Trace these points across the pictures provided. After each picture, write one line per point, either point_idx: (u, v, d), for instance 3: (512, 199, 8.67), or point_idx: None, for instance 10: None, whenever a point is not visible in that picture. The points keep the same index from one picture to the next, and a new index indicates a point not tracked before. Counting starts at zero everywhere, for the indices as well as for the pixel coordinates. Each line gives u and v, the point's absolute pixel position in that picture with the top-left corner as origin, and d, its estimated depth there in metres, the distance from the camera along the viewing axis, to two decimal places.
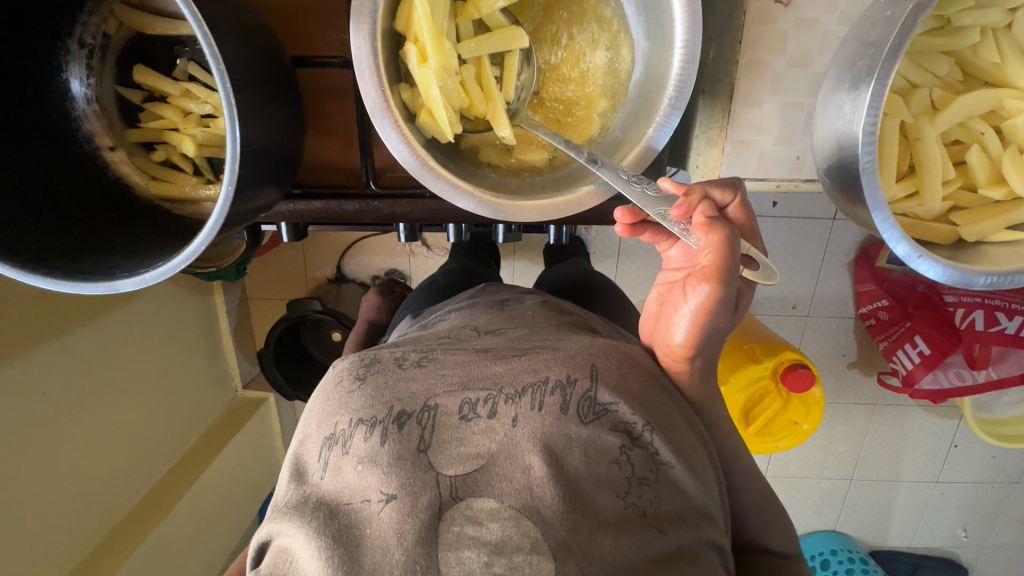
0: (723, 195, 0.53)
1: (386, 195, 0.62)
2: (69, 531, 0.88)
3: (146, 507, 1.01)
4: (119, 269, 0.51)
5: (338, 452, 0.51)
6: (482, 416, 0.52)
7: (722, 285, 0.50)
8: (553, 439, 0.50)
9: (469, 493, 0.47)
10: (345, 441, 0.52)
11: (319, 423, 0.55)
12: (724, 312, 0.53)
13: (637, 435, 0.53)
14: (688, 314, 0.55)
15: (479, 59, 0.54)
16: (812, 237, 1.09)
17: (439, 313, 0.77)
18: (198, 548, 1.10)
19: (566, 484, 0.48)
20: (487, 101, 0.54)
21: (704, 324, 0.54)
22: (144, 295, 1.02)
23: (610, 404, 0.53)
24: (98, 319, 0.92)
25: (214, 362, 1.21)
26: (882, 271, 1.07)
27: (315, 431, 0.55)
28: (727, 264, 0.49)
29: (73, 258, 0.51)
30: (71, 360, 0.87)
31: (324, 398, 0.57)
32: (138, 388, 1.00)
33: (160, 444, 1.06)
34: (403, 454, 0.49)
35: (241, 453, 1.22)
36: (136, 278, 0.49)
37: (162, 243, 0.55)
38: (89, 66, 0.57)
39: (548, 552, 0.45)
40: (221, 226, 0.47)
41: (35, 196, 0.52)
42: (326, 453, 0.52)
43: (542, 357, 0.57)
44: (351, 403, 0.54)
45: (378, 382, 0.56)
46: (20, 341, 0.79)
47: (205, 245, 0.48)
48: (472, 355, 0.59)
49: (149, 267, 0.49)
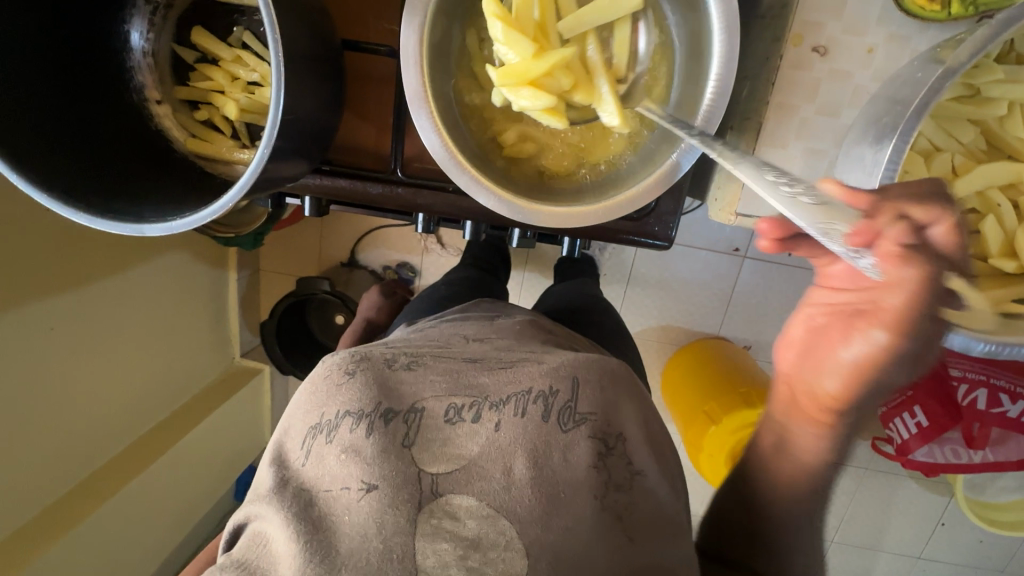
0: (928, 214, 0.31)
1: (410, 184, 0.63)
2: (54, 468, 0.90)
3: (130, 457, 1.03)
4: (147, 214, 0.52)
5: (322, 440, 0.54)
6: (466, 420, 0.55)
7: (906, 341, 0.33)
8: (534, 444, 0.53)
9: (448, 489, 0.50)
10: (330, 430, 0.55)
11: (305, 411, 0.57)
12: (905, 374, 0.35)
13: (612, 444, 0.55)
14: (847, 364, 0.39)
15: (582, 39, 0.55)
16: None
17: (429, 320, 0.77)
18: (171, 505, 1.12)
19: (545, 485, 0.51)
20: (591, 88, 0.54)
21: (867, 380, 0.38)
22: (161, 252, 1.04)
23: (590, 414, 0.55)
24: (115, 266, 0.95)
25: (217, 328, 1.23)
26: None
27: (300, 419, 0.58)
28: (909, 320, 0.31)
29: (105, 196, 0.52)
30: (84, 304, 0.90)
31: (312, 388, 0.59)
32: (141, 340, 1.03)
33: (151, 399, 1.08)
34: (387, 447, 0.52)
35: (229, 419, 1.23)
36: (163, 226, 0.50)
37: (191, 197, 0.56)
38: (151, 21, 0.61)
39: (521, 550, 0.48)
40: (253, 183, 0.48)
41: (83, 142, 0.54)
42: (310, 442, 0.55)
43: (529, 368, 0.58)
44: (339, 395, 0.56)
45: (368, 376, 0.57)
46: (39, 278, 0.82)
47: (234, 202, 0.49)
48: (463, 362, 0.60)
49: (176, 216, 0.51)
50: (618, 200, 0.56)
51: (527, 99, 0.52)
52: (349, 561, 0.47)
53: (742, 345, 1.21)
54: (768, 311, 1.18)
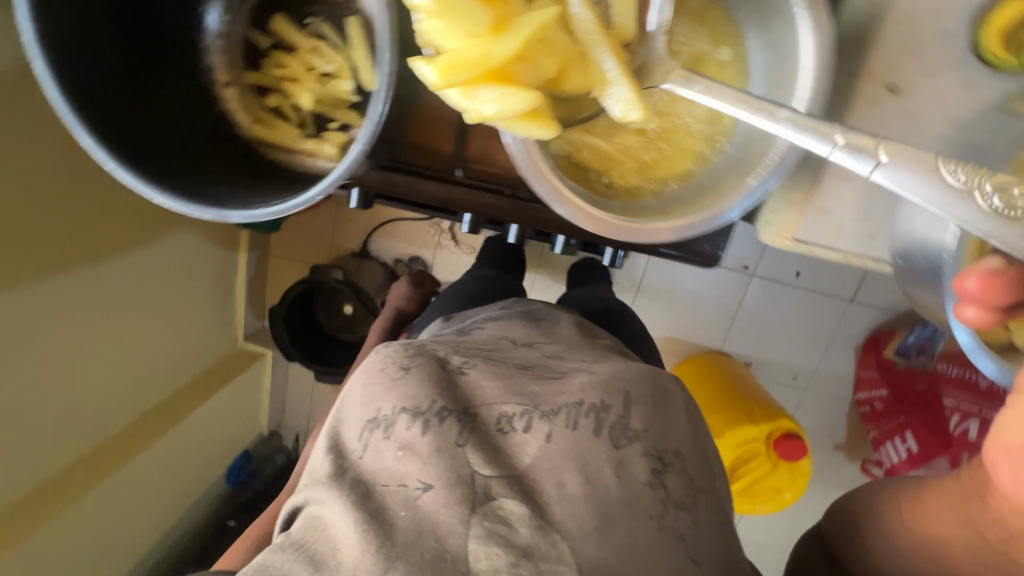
0: None
1: (469, 185, 0.64)
2: (53, 441, 0.89)
3: (128, 436, 1.01)
4: (230, 202, 0.59)
5: (379, 436, 0.56)
6: (518, 429, 0.57)
7: None
8: (586, 457, 0.54)
9: (500, 495, 0.52)
10: (387, 426, 0.56)
11: (361, 406, 0.60)
12: None
13: (667, 462, 0.56)
14: None
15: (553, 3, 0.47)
16: (827, 314, 1.17)
17: (473, 318, 0.77)
18: (164, 486, 1.10)
19: (597, 499, 0.51)
20: (587, 72, 0.48)
21: None
22: (172, 230, 1.02)
23: (641, 431, 0.56)
24: (125, 243, 0.93)
25: (223, 308, 1.21)
26: (887, 361, 1.13)
27: (357, 413, 0.60)
28: None
29: (187, 179, 0.61)
30: (93, 278, 0.89)
31: (367, 381, 0.61)
32: (148, 317, 1.01)
33: (153, 378, 1.06)
34: (442, 446, 0.54)
35: (228, 402, 1.22)
36: (245, 213, 0.56)
37: (278, 189, 0.62)
38: (226, 8, 0.73)
39: (573, 564, 0.48)
40: (351, 173, 0.51)
41: (178, 151, 0.66)
42: (367, 435, 0.57)
43: (581, 380, 0.60)
44: (395, 390, 0.59)
45: (423, 374, 0.60)
46: (48, 250, 0.81)
47: (319, 196, 0.53)
48: (512, 371, 0.63)
49: (258, 206, 0.56)
50: (692, 220, 0.56)
51: (490, 102, 0.46)
52: (403, 554, 0.48)
53: (743, 361, 1.24)
54: (770, 330, 1.21)
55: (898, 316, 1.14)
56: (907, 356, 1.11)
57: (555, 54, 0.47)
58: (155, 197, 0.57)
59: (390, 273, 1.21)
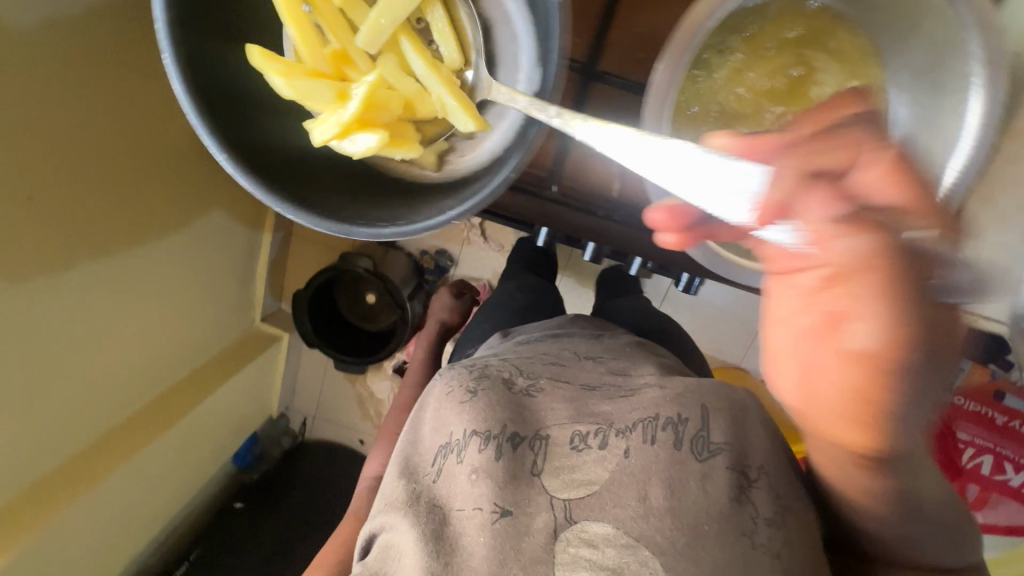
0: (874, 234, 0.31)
1: (559, 199, 0.83)
2: (82, 417, 0.90)
3: (150, 415, 1.03)
4: (355, 218, 0.58)
5: (453, 461, 0.59)
6: (593, 446, 0.57)
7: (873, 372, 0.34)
8: (670, 473, 0.54)
9: (582, 517, 0.53)
10: (459, 450, 0.59)
11: (434, 431, 0.63)
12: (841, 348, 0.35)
13: (752, 476, 0.55)
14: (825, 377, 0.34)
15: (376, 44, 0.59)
16: None
17: (532, 334, 0.80)
18: (183, 460, 1.15)
19: (684, 517, 0.51)
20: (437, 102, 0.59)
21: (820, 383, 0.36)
22: (207, 212, 1.03)
23: (721, 445, 0.56)
24: (166, 228, 0.94)
25: (244, 288, 1.24)
26: None
27: (430, 438, 0.63)
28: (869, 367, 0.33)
29: (300, 186, 0.60)
30: (132, 264, 0.89)
31: (438, 407, 0.65)
32: (177, 300, 1.02)
33: (177, 356, 1.08)
34: (517, 473, 0.56)
35: (243, 385, 1.25)
36: (373, 232, 0.56)
37: (393, 202, 0.62)
38: None
39: None
40: (486, 201, 0.54)
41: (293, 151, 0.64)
42: (441, 460, 0.60)
43: (652, 395, 0.60)
44: (465, 414, 0.61)
45: (490, 397, 0.62)
46: (100, 237, 0.82)
47: (456, 219, 0.55)
48: (579, 392, 0.64)
49: (387, 227, 0.57)
50: None
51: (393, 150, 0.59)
52: None
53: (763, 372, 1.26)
54: None
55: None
56: None
57: (399, 95, 0.59)
58: (277, 206, 0.56)
59: (415, 262, 1.21)
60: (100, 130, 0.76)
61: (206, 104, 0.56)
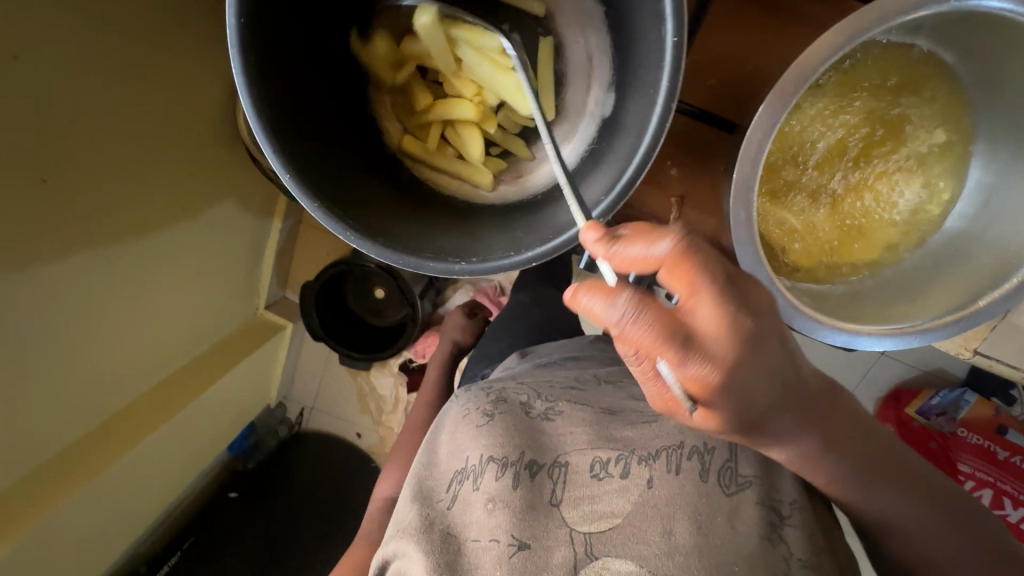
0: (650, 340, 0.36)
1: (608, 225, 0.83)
2: (82, 405, 0.88)
3: (150, 402, 1.02)
4: (418, 247, 0.52)
5: (468, 487, 0.57)
6: (615, 475, 0.54)
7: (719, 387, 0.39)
8: (697, 507, 0.51)
9: (604, 553, 0.49)
10: (475, 477, 0.57)
11: (449, 456, 0.61)
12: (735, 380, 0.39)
13: (783, 514, 0.53)
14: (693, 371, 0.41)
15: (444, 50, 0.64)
16: (857, 360, 1.12)
17: (551, 355, 0.78)
18: (180, 449, 1.13)
19: (711, 555, 0.48)
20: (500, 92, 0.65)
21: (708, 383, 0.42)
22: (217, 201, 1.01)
23: (750, 479, 0.54)
24: (177, 216, 0.93)
25: (250, 273, 1.22)
26: (906, 417, 1.08)
27: (445, 463, 0.61)
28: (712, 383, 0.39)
29: (350, 201, 0.53)
30: (140, 251, 0.87)
31: (455, 431, 0.63)
32: (183, 286, 1.01)
33: (178, 343, 1.06)
34: (535, 504, 0.53)
35: (247, 375, 1.23)
36: (445, 265, 0.50)
37: (450, 226, 0.57)
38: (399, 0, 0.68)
39: None
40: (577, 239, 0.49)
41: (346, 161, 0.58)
42: (456, 486, 0.58)
43: (677, 422, 0.58)
44: (481, 439, 0.59)
45: (507, 421, 0.61)
46: (112, 224, 0.80)
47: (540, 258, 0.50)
48: (600, 415, 0.61)
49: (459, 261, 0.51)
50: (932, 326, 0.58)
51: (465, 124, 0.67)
52: None
53: None
54: None
55: (928, 374, 1.11)
56: (929, 417, 1.07)
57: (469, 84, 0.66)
58: (337, 231, 0.50)
59: None
60: (115, 117, 0.75)
61: (271, 117, 0.49)
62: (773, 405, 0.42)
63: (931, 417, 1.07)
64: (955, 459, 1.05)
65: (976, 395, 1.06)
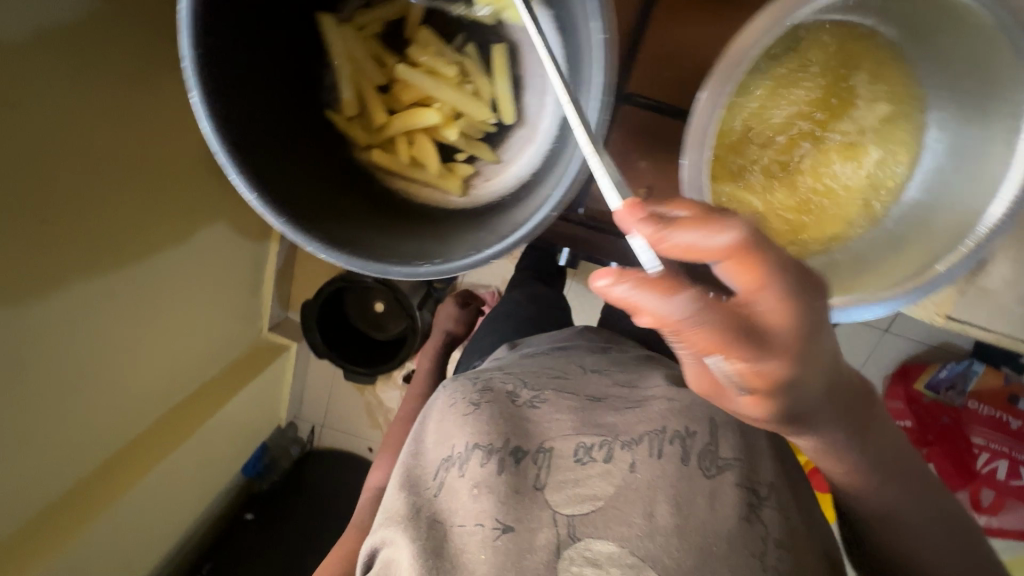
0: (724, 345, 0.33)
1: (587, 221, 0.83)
2: (93, 438, 0.90)
3: (161, 429, 1.03)
4: (383, 253, 0.53)
5: (455, 474, 0.58)
6: (598, 459, 0.55)
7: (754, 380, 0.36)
8: (679, 488, 0.52)
9: (587, 534, 0.50)
10: (461, 463, 0.58)
11: (437, 445, 0.62)
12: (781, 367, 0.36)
13: (762, 494, 0.54)
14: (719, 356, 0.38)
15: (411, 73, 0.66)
16: (864, 336, 1.12)
17: (539, 346, 0.79)
18: (193, 475, 1.14)
19: (689, 535, 0.49)
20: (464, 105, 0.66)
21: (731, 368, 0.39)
22: (214, 225, 1.03)
23: (730, 460, 0.55)
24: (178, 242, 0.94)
25: (252, 300, 1.24)
26: (915, 392, 1.09)
27: (432, 452, 0.62)
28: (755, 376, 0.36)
29: (317, 212, 0.55)
30: (145, 279, 0.90)
31: (442, 419, 0.64)
32: (188, 312, 1.02)
33: (185, 369, 1.07)
34: (520, 488, 0.54)
35: (254, 397, 1.24)
36: (408, 269, 0.51)
37: (420, 229, 0.58)
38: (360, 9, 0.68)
39: None
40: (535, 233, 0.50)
41: (309, 172, 0.59)
42: (443, 473, 0.59)
43: (659, 407, 0.59)
44: (467, 426, 0.60)
45: (493, 411, 0.61)
46: (112, 252, 0.82)
47: (497, 256, 0.50)
48: (585, 403, 0.62)
49: (421, 263, 0.52)
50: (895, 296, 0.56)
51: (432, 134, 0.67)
52: None
53: None
54: None
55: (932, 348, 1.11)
56: (938, 391, 1.08)
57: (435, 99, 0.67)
58: (303, 242, 0.51)
59: None
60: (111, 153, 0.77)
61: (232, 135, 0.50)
62: (818, 395, 0.40)
63: (939, 390, 1.08)
64: (968, 433, 1.06)
65: (985, 366, 1.06)
